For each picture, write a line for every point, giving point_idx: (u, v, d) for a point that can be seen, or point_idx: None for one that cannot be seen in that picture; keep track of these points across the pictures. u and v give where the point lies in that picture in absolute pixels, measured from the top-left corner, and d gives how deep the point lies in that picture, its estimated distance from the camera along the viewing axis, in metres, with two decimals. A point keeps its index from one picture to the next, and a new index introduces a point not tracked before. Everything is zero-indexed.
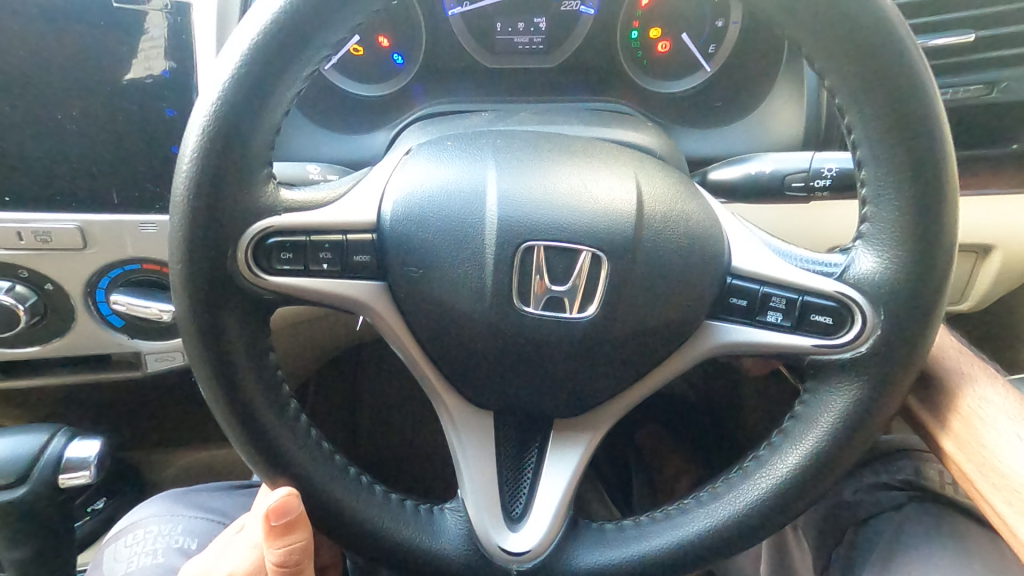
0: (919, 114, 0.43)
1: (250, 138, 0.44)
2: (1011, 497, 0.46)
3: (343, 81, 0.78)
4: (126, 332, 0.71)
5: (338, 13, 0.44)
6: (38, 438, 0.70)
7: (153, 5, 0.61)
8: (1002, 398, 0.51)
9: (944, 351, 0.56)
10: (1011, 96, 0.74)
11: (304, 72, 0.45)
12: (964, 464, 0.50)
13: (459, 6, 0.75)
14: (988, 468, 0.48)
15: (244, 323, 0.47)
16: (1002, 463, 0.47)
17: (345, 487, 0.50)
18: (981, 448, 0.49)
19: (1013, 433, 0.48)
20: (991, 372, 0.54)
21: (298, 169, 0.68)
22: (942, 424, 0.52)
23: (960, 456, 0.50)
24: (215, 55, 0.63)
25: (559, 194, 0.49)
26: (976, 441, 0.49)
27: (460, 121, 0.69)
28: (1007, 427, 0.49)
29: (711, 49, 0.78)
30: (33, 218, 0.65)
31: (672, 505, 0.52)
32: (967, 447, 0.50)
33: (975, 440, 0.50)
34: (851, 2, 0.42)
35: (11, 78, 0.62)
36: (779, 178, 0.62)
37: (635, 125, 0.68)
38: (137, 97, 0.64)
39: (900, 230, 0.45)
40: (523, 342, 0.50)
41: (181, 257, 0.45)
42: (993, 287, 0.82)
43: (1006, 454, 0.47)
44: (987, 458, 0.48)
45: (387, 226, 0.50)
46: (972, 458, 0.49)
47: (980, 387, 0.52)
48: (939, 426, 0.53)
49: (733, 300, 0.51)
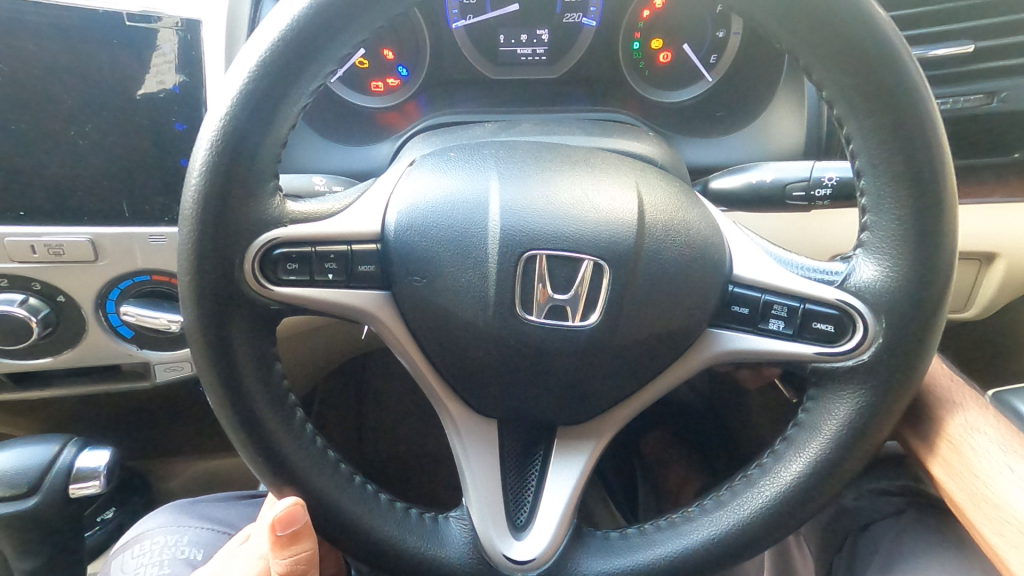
0: (917, 123, 0.43)
1: (257, 152, 0.45)
2: (1002, 529, 0.46)
3: (349, 94, 0.79)
4: (136, 342, 0.73)
5: (343, 30, 0.45)
6: (50, 448, 0.71)
7: (165, 23, 0.63)
8: (994, 427, 0.50)
9: (935, 379, 0.55)
10: (1012, 105, 0.74)
11: (310, 87, 0.46)
12: (955, 492, 0.50)
13: (462, 19, 0.76)
14: (980, 499, 0.48)
15: (251, 333, 0.48)
16: (995, 495, 0.47)
17: (350, 496, 0.51)
18: (972, 478, 0.49)
19: (1005, 465, 0.47)
20: (984, 400, 0.52)
21: (304, 181, 0.69)
22: (932, 450, 0.52)
23: (953, 484, 0.50)
24: (224, 72, 0.65)
25: (561, 204, 0.49)
26: (966, 470, 0.49)
27: (463, 132, 0.69)
28: (998, 457, 0.48)
29: (712, 59, 0.78)
30: (46, 232, 0.66)
31: (676, 513, 0.52)
32: (958, 475, 0.50)
33: (965, 469, 0.49)
34: (847, 13, 0.42)
35: (26, 94, 0.63)
36: (780, 188, 0.63)
37: (636, 135, 0.69)
38: (149, 111, 0.66)
39: (900, 238, 0.45)
40: (526, 350, 0.50)
41: (189, 268, 0.46)
42: (997, 295, 0.81)
43: (999, 486, 0.47)
44: (979, 489, 0.48)
45: (392, 237, 0.51)
46: (963, 487, 0.49)
47: (971, 416, 0.51)
48: (928, 451, 0.53)
49: (735, 308, 0.51)
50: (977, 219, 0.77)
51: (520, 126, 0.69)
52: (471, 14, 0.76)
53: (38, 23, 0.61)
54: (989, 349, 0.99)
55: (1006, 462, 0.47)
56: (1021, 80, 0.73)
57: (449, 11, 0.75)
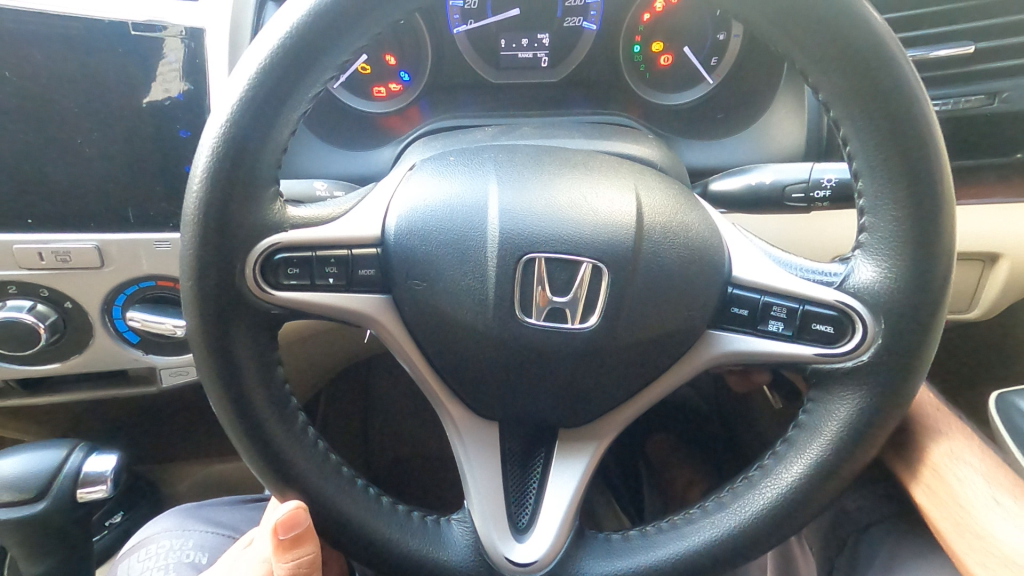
0: (912, 124, 0.43)
1: (257, 157, 0.46)
2: (986, 559, 0.49)
3: (351, 99, 0.79)
4: (142, 347, 0.73)
5: (342, 37, 0.45)
6: (57, 453, 0.72)
7: (170, 32, 0.64)
8: (978, 459, 0.52)
9: (921, 408, 0.56)
10: (1013, 106, 0.74)
11: (310, 93, 0.46)
12: (939, 520, 0.53)
13: (463, 24, 0.76)
14: (964, 528, 0.51)
15: (252, 338, 0.48)
16: (980, 526, 0.50)
17: (352, 499, 0.51)
18: (956, 507, 0.52)
19: (988, 496, 0.51)
20: (965, 430, 0.55)
21: (305, 186, 0.69)
22: (917, 476, 0.55)
23: (937, 512, 0.53)
24: (228, 74, 0.66)
25: (560, 207, 0.50)
26: (952, 501, 0.52)
27: (463, 136, 0.70)
28: (982, 490, 0.51)
29: (713, 61, 0.78)
30: (54, 239, 0.67)
31: (678, 514, 0.52)
32: (943, 504, 0.53)
33: (949, 498, 0.52)
34: (841, 16, 0.42)
35: (34, 104, 0.64)
36: (779, 189, 0.63)
37: (635, 138, 0.69)
38: (153, 119, 0.67)
39: (899, 239, 0.45)
40: (525, 353, 0.51)
41: (192, 273, 0.46)
42: (1001, 296, 0.80)
43: (985, 519, 0.50)
44: (966, 518, 0.51)
45: (391, 241, 0.51)
46: (948, 515, 0.52)
47: (957, 447, 0.53)
48: (913, 478, 0.55)
49: (734, 310, 0.51)
50: (980, 219, 0.76)
51: (519, 130, 0.69)
52: (472, 19, 0.76)
53: (45, 34, 0.62)
54: (994, 350, 0.98)
55: (989, 494, 0.51)
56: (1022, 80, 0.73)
57: (451, 16, 0.76)
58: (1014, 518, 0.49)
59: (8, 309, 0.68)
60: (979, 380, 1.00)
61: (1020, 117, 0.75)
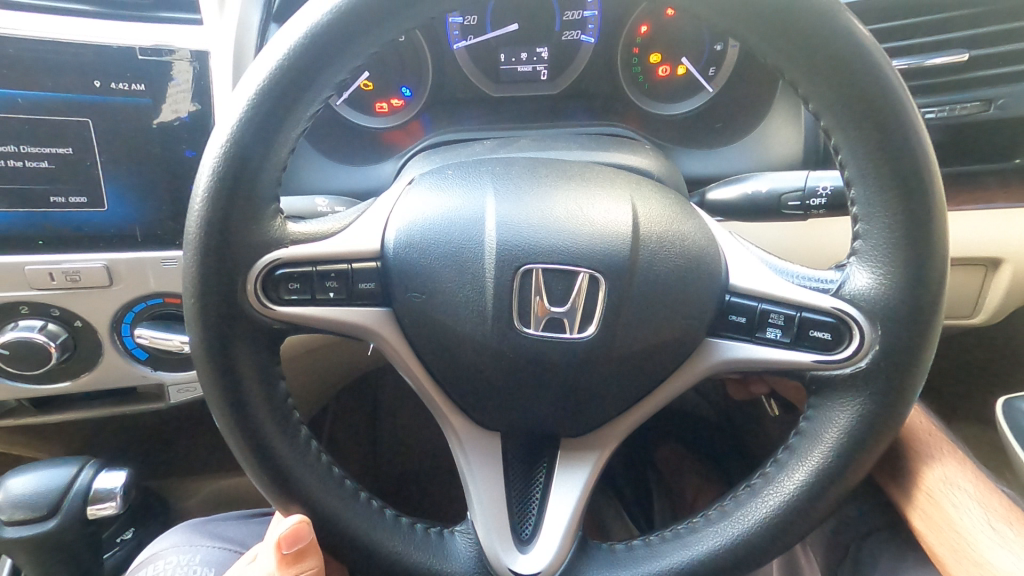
0: (901, 133, 0.43)
1: (258, 175, 0.47)
2: None
3: (353, 115, 0.80)
4: (150, 364, 0.74)
5: (338, 57, 0.46)
6: (67, 470, 0.73)
7: (177, 56, 0.66)
8: (972, 486, 0.52)
9: (915, 432, 0.57)
10: (1009, 112, 0.74)
11: (309, 112, 0.47)
12: (936, 546, 0.53)
13: (463, 40, 0.78)
14: (961, 554, 0.51)
15: (255, 353, 0.49)
16: (978, 553, 0.50)
17: (356, 511, 0.51)
18: (953, 533, 0.51)
19: (985, 523, 0.51)
20: (959, 453, 0.55)
21: (307, 203, 0.71)
22: (911, 501, 0.55)
23: (933, 538, 0.53)
24: (232, 88, 0.68)
25: (555, 218, 0.50)
26: (947, 526, 0.52)
27: (464, 150, 0.71)
28: (977, 516, 0.51)
29: (711, 71, 0.79)
30: (64, 259, 0.68)
31: (682, 524, 0.52)
32: (938, 530, 0.53)
33: (945, 524, 0.52)
34: (826, 29, 0.43)
35: (45, 126, 0.65)
36: (775, 198, 0.63)
37: (633, 149, 0.70)
38: (160, 139, 0.68)
39: (892, 247, 0.45)
40: (525, 363, 0.51)
41: (194, 290, 0.47)
42: (1005, 301, 0.79)
43: (981, 545, 0.50)
44: (962, 545, 0.51)
45: (391, 255, 0.52)
46: (944, 541, 0.52)
47: (951, 472, 0.53)
48: (908, 503, 0.55)
49: (732, 318, 0.51)
50: (980, 223, 0.76)
51: (517, 143, 0.70)
52: (472, 35, 0.78)
53: (57, 60, 0.63)
54: (1000, 357, 0.97)
55: (985, 521, 0.51)
56: (1018, 87, 0.73)
57: (451, 32, 0.77)
58: (1011, 545, 0.49)
59: (20, 329, 0.69)
60: (985, 387, 0.99)
61: (1014, 124, 0.75)
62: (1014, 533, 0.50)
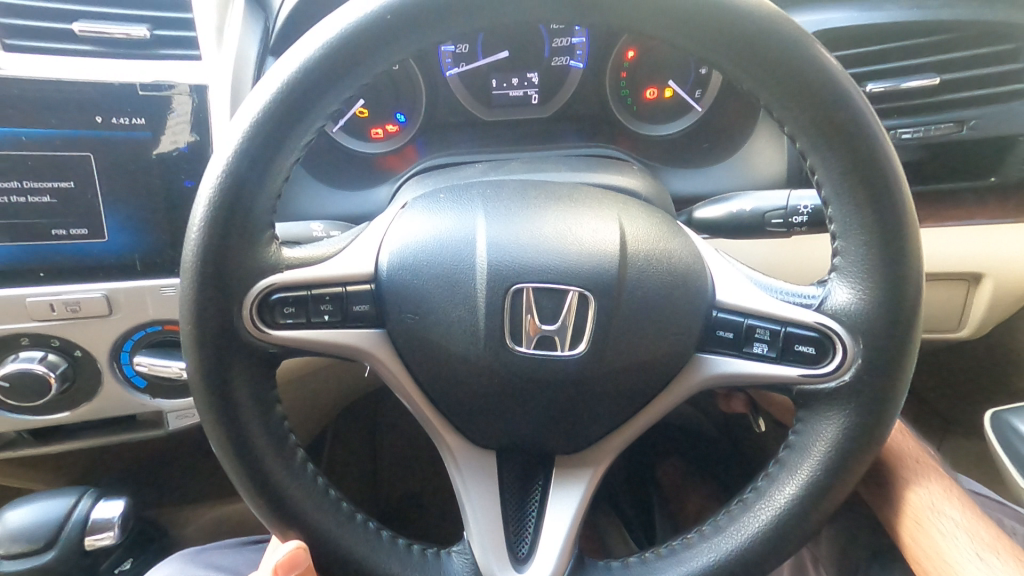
0: (872, 154, 0.45)
1: (254, 202, 0.48)
2: None
3: (350, 142, 0.82)
4: (149, 392, 0.75)
5: (330, 89, 0.47)
6: (66, 502, 0.73)
7: (177, 90, 0.68)
8: (959, 515, 0.53)
9: (903, 458, 0.58)
10: (982, 134, 0.76)
11: (303, 141, 0.49)
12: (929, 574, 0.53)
13: (455, 67, 0.80)
14: None
15: (251, 376, 0.50)
16: None
17: (353, 533, 0.51)
18: (941, 561, 0.52)
19: (972, 552, 0.51)
20: (945, 481, 0.56)
21: (303, 228, 0.72)
22: (901, 530, 0.56)
23: (925, 566, 0.53)
24: (230, 118, 0.70)
25: (544, 238, 0.51)
26: (935, 554, 0.52)
27: (457, 173, 0.73)
28: (964, 545, 0.51)
29: (697, 93, 0.82)
30: (65, 290, 0.69)
31: (676, 540, 0.52)
32: (928, 558, 0.53)
33: (933, 552, 0.53)
34: (795, 56, 0.45)
35: (47, 161, 0.67)
36: (759, 217, 0.65)
37: (622, 170, 0.72)
38: (160, 170, 0.70)
39: (870, 263, 0.46)
40: (517, 382, 0.52)
41: (191, 316, 0.48)
42: (986, 317, 0.82)
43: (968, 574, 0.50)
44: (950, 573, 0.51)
45: (385, 277, 0.53)
46: (934, 569, 0.53)
47: (939, 500, 0.55)
48: (899, 532, 0.56)
49: (720, 333, 0.52)
50: (954, 239, 0.78)
51: (508, 166, 0.72)
52: (463, 62, 0.80)
53: (60, 97, 0.65)
54: (988, 372, 0.98)
55: (972, 550, 0.51)
56: (991, 108, 0.75)
57: (443, 60, 0.79)
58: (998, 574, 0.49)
59: (21, 360, 0.70)
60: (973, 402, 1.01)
61: (988, 143, 0.77)
62: (1001, 562, 0.50)
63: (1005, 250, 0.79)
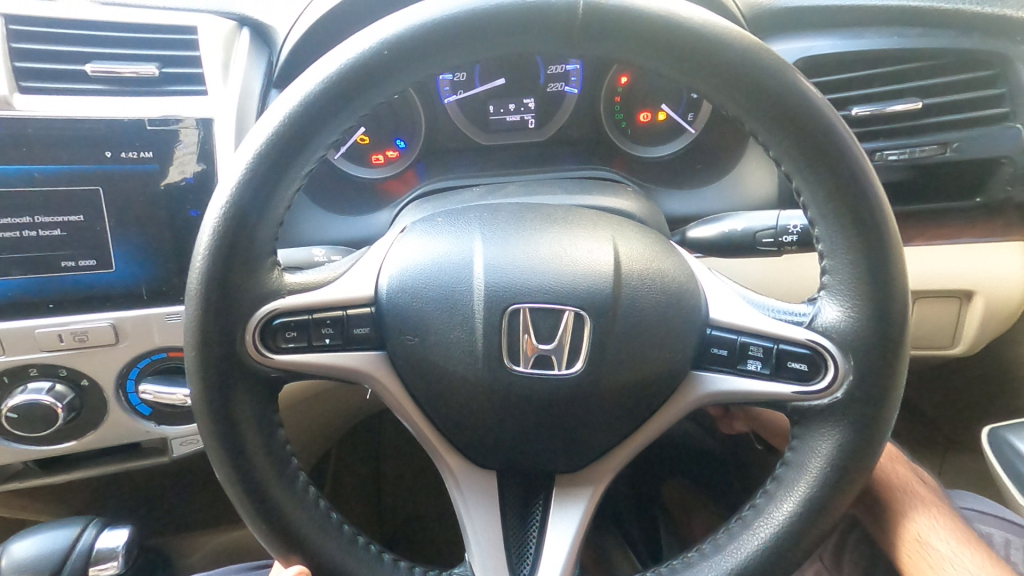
0: (854, 176, 0.46)
1: (256, 229, 0.49)
2: None
3: (350, 167, 0.85)
4: (154, 419, 0.76)
5: (329, 120, 0.49)
6: (70, 531, 0.73)
7: (185, 123, 0.71)
8: (945, 545, 0.55)
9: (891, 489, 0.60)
10: (964, 155, 0.77)
11: (303, 171, 0.50)
12: None
13: (453, 94, 0.82)
14: None
15: (253, 401, 0.51)
16: None
17: (355, 557, 0.51)
18: None
19: None
20: (932, 508, 0.58)
21: (304, 254, 0.74)
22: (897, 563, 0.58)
23: None
24: (233, 150, 0.72)
25: (538, 261, 0.53)
26: None
27: (456, 198, 0.75)
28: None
29: (690, 116, 0.84)
30: (73, 320, 0.71)
31: (677, 559, 0.52)
32: None
33: None
34: (777, 84, 0.46)
35: (55, 193, 0.69)
36: (750, 235, 0.66)
37: (616, 192, 0.73)
38: (167, 201, 0.72)
39: (857, 281, 0.47)
40: (515, 401, 0.52)
41: (195, 341, 0.49)
42: (980, 331, 0.84)
43: None
44: None
45: (384, 300, 0.54)
46: None
47: (925, 531, 0.56)
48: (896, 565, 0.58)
49: (714, 350, 0.52)
50: (942, 258, 0.81)
51: (504, 190, 0.74)
52: (461, 89, 0.82)
53: (71, 134, 0.68)
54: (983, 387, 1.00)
55: None
56: (972, 131, 0.76)
57: (442, 88, 0.82)
58: None
59: (29, 391, 0.70)
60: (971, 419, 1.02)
61: (972, 164, 0.78)
62: None
63: (991, 269, 0.82)
